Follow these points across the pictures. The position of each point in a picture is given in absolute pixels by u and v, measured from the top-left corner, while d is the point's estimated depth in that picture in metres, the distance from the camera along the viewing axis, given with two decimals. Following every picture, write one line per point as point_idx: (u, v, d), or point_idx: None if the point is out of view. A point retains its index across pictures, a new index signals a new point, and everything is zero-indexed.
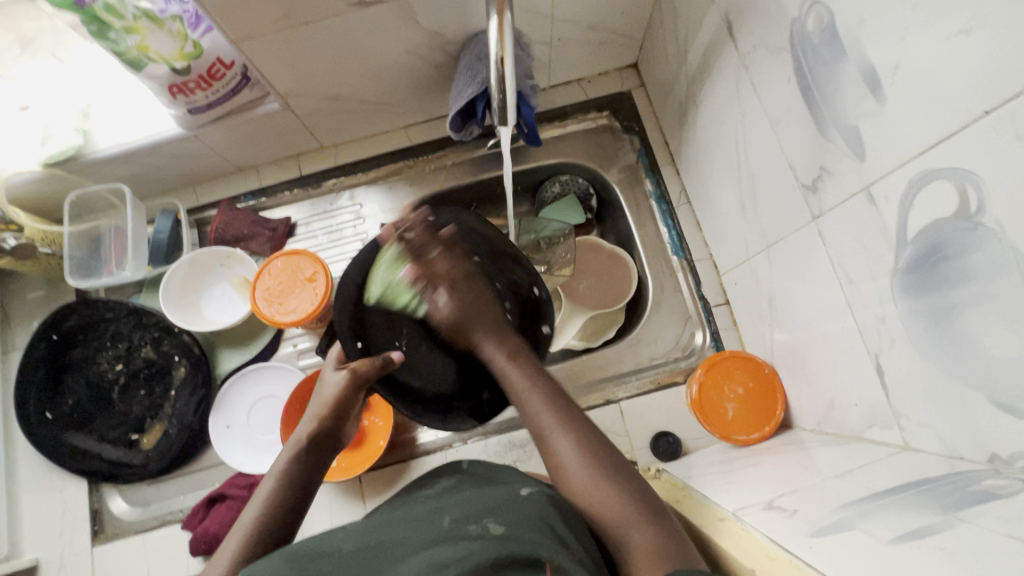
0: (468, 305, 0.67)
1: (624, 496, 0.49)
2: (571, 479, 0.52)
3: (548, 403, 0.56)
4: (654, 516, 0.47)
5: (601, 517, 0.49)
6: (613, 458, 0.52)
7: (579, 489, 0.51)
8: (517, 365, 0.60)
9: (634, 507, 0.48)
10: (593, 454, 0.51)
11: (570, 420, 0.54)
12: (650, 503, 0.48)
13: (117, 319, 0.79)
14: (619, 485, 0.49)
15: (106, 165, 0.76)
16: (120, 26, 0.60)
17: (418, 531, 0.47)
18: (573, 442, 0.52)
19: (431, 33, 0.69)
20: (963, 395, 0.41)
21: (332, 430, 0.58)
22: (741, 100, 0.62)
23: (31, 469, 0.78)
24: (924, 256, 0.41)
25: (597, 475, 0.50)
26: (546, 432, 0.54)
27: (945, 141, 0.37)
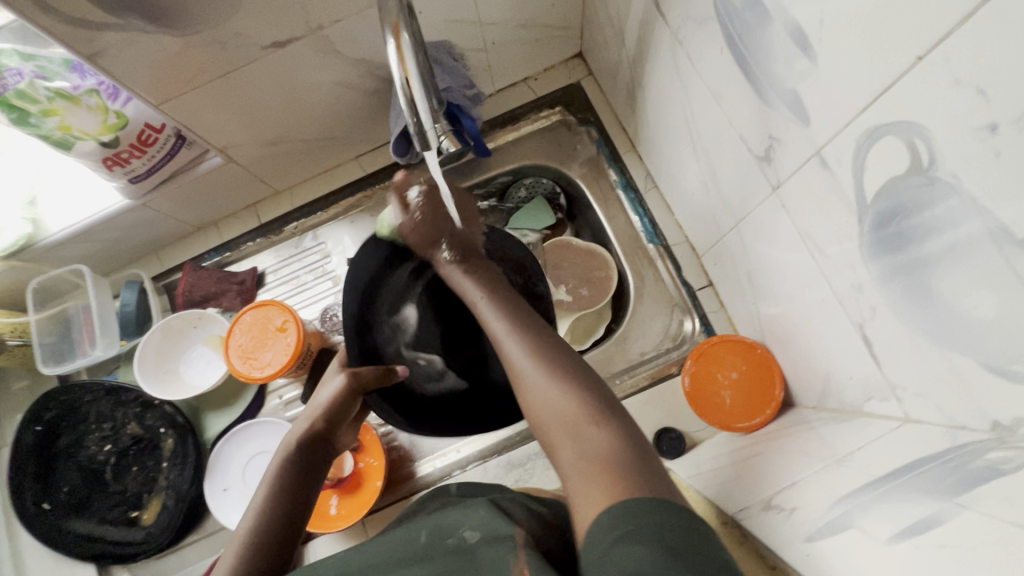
0: (431, 222, 0.67)
1: (577, 395, 0.49)
2: (522, 376, 0.53)
3: (506, 313, 0.58)
4: (607, 414, 0.47)
5: (551, 414, 0.49)
6: (569, 360, 0.53)
7: (529, 388, 0.52)
8: (472, 279, 0.63)
9: (585, 405, 0.48)
10: (549, 360, 0.52)
11: (524, 328, 0.56)
12: (603, 403, 0.48)
13: (96, 399, 0.78)
14: (570, 380, 0.50)
15: (61, 248, 0.75)
16: (36, 110, 0.59)
17: (396, 548, 0.50)
18: (524, 345, 0.54)
19: (358, 61, 0.67)
20: (953, 361, 0.37)
21: (322, 439, 0.63)
22: (682, 76, 0.59)
23: (36, 560, 0.77)
24: (886, 217, 0.38)
25: (550, 371, 0.51)
26: (498, 339, 0.57)
27: (886, 94, 0.34)
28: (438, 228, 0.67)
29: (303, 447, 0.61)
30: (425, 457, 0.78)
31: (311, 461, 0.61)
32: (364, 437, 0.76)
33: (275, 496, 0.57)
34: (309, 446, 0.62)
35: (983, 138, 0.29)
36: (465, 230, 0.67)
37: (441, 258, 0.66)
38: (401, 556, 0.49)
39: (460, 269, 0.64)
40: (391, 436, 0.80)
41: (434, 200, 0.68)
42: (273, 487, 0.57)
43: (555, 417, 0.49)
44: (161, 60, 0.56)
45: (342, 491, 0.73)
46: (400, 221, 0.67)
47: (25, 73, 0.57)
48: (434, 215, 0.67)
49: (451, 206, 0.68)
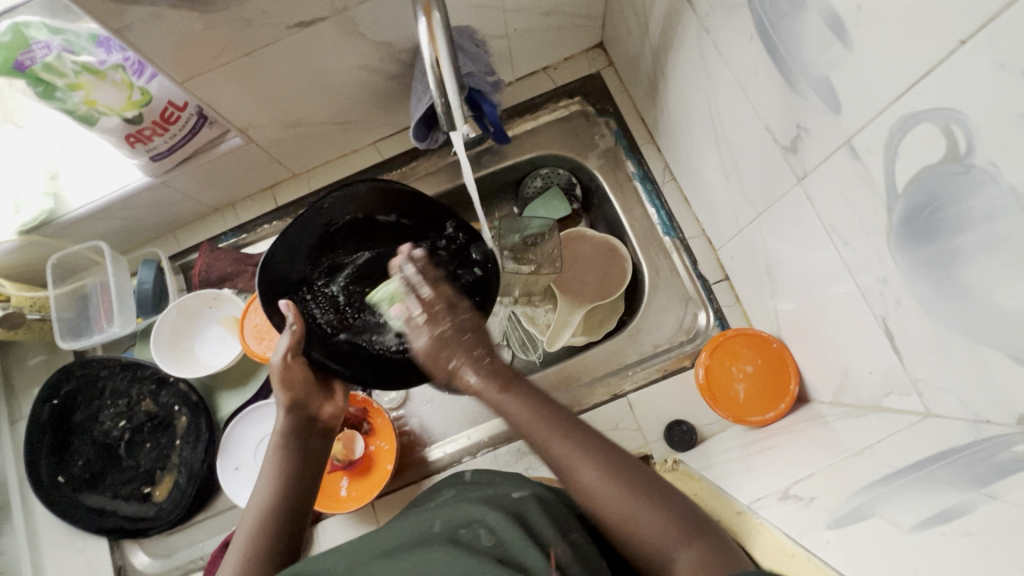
0: (450, 336, 0.58)
1: (664, 519, 0.45)
2: (597, 504, 0.47)
3: (563, 429, 0.50)
4: (695, 534, 0.44)
5: (643, 542, 0.45)
6: (640, 472, 0.48)
7: (608, 517, 0.46)
8: (511, 396, 0.52)
9: (673, 527, 0.44)
10: (625, 478, 0.47)
11: (591, 447, 0.48)
12: (688, 517, 0.45)
13: (112, 375, 0.79)
14: (650, 504, 0.45)
15: (81, 224, 0.75)
16: (63, 84, 0.59)
17: (408, 533, 0.51)
18: (594, 470, 0.47)
19: (381, 44, 0.67)
20: (980, 355, 0.37)
21: (302, 420, 0.66)
22: (707, 65, 0.58)
23: (51, 532, 0.78)
24: (919, 207, 0.37)
25: (629, 493, 0.46)
26: (563, 463, 0.48)
27: (923, 80, 0.33)
28: (454, 341, 0.58)
29: (293, 429, 0.65)
30: (436, 442, 0.78)
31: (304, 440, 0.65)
32: (376, 421, 0.77)
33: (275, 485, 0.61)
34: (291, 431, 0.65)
35: None
36: (482, 343, 0.58)
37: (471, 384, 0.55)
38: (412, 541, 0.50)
39: (497, 385, 0.54)
40: (403, 420, 0.80)
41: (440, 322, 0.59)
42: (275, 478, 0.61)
43: (644, 543, 0.45)
44: (187, 36, 0.57)
45: (352, 473, 0.74)
46: (415, 339, 0.59)
47: (52, 46, 0.57)
48: (455, 332, 0.58)
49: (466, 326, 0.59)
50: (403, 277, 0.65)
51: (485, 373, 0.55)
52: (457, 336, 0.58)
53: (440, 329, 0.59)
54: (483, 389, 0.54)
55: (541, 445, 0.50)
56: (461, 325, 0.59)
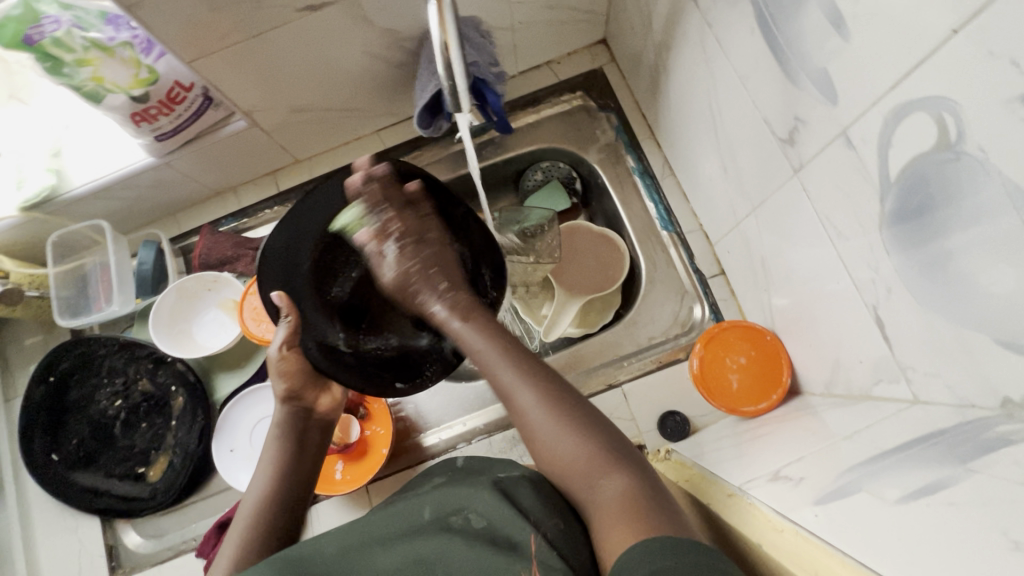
0: (419, 268, 0.63)
1: (591, 443, 0.49)
2: (533, 429, 0.51)
3: (510, 358, 0.54)
4: (619, 458, 0.48)
5: (569, 464, 0.49)
6: (578, 403, 0.52)
7: (540, 441, 0.51)
8: (465, 329, 0.58)
9: (598, 451, 0.49)
10: (560, 409, 0.51)
11: (534, 376, 0.53)
12: (615, 446, 0.49)
13: (110, 354, 0.79)
14: (581, 430, 0.50)
15: (83, 202, 0.75)
16: (71, 59, 0.59)
17: (399, 519, 0.52)
18: (535, 395, 0.52)
19: (387, 31, 0.68)
20: (966, 339, 0.38)
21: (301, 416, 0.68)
22: (708, 59, 0.60)
23: (42, 510, 0.78)
24: (910, 194, 0.38)
25: (564, 419, 0.50)
26: (507, 388, 0.53)
27: (917, 69, 0.34)
28: (421, 273, 0.62)
29: (290, 420, 0.67)
30: (431, 428, 0.79)
31: (301, 432, 0.67)
32: (372, 406, 0.78)
33: (274, 486, 0.62)
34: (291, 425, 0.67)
35: (1014, 110, 0.29)
36: (447, 270, 0.63)
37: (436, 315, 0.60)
38: (403, 528, 0.51)
39: (456, 316, 0.59)
40: (400, 407, 0.81)
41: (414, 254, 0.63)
42: (276, 477, 0.63)
43: (571, 466, 0.49)
44: (197, 16, 0.57)
45: (348, 457, 0.75)
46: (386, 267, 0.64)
47: (62, 21, 0.58)
48: (420, 266, 0.63)
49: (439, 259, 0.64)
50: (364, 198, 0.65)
51: (450, 300, 0.60)
52: (421, 271, 0.62)
53: (410, 257, 0.63)
54: (439, 317, 0.60)
55: (488, 372, 0.55)
56: (428, 261, 0.63)
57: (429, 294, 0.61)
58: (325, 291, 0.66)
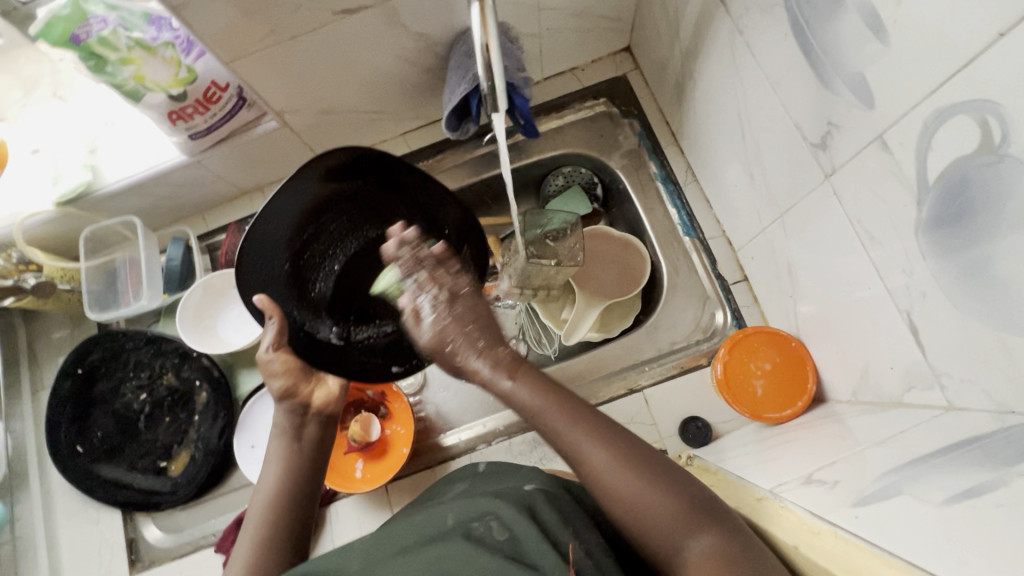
0: (457, 324, 0.55)
1: (674, 499, 0.45)
2: (609, 492, 0.46)
3: (574, 411, 0.49)
4: (706, 515, 0.44)
5: (653, 527, 0.44)
6: (653, 457, 0.47)
7: (617, 503, 0.45)
8: (520, 383, 0.51)
9: (682, 509, 0.44)
10: (638, 463, 0.46)
11: (602, 431, 0.48)
12: (699, 501, 0.45)
13: (137, 348, 0.80)
14: (661, 486, 0.45)
15: (116, 198, 0.77)
16: (115, 58, 0.61)
17: (424, 528, 0.53)
18: (607, 453, 0.46)
19: (419, 35, 0.69)
20: (1005, 344, 0.38)
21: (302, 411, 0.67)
22: (738, 65, 0.60)
23: (65, 502, 0.79)
24: (950, 198, 0.39)
25: (643, 477, 0.45)
26: (573, 444, 0.47)
27: (960, 73, 0.35)
28: (462, 332, 0.54)
29: (291, 417, 0.67)
30: (451, 429, 0.79)
31: (299, 427, 0.67)
32: (393, 405, 0.78)
33: (288, 480, 0.62)
34: (293, 421, 0.66)
35: None
36: (490, 324, 0.56)
37: (484, 377, 0.52)
38: (427, 537, 0.52)
39: (505, 371, 0.52)
40: (420, 407, 0.81)
41: (462, 309, 0.56)
42: (287, 470, 0.63)
43: (656, 528, 0.44)
44: (238, 18, 0.59)
45: (368, 455, 0.75)
46: (426, 321, 0.55)
47: (108, 21, 0.60)
48: (461, 320, 0.55)
49: (477, 317, 0.56)
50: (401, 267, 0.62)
51: (489, 358, 0.52)
52: (455, 326, 0.54)
53: (452, 311, 0.56)
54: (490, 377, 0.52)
55: (549, 428, 0.49)
56: (463, 315, 0.55)
57: (467, 356, 0.53)
58: (304, 287, 0.70)
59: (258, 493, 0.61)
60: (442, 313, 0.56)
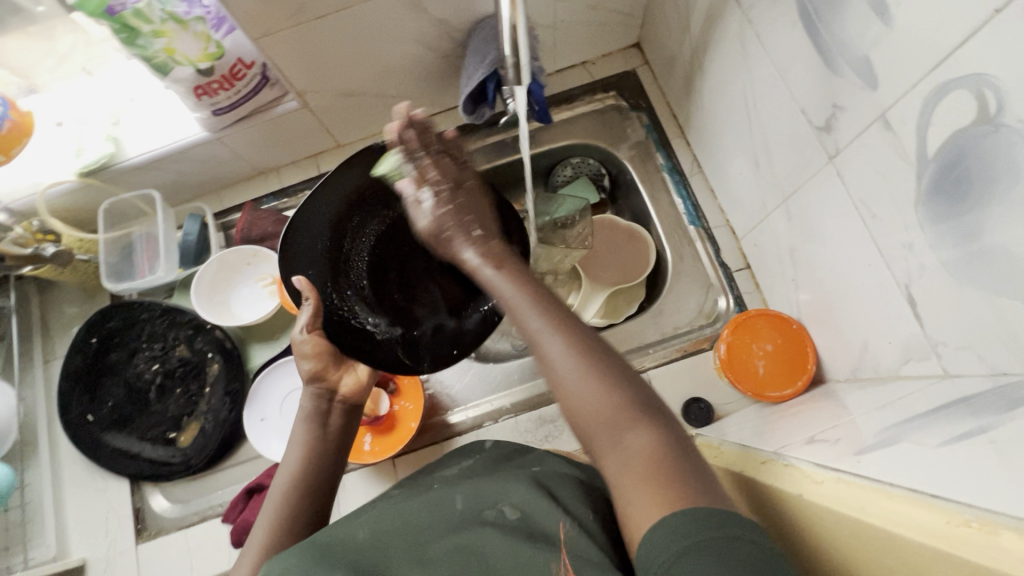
0: (456, 213, 0.63)
1: (617, 394, 0.44)
2: (557, 377, 0.47)
3: (541, 307, 0.50)
4: (647, 414, 0.44)
5: (591, 415, 0.44)
6: (610, 356, 0.47)
7: (561, 388, 0.46)
8: (500, 276, 0.56)
9: (625, 403, 0.44)
10: (592, 354, 0.46)
11: (562, 326, 0.49)
12: (646, 402, 0.45)
13: (152, 319, 0.81)
14: (607, 380, 0.45)
15: (136, 172, 0.79)
16: (148, 30, 0.63)
17: (429, 508, 0.51)
18: (562, 342, 0.47)
19: (440, 21, 0.72)
20: (999, 307, 0.40)
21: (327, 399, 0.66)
22: (747, 55, 0.63)
23: (73, 470, 0.79)
24: (951, 169, 0.41)
25: (592, 367, 0.46)
26: (534, 334, 0.49)
27: (960, 48, 0.37)
28: (456, 220, 0.62)
29: (314, 403, 0.66)
30: (457, 406, 0.80)
31: (324, 414, 0.66)
32: (403, 381, 0.79)
33: (308, 467, 0.61)
34: (316, 410, 0.65)
35: None
36: (485, 219, 0.64)
37: (470, 261, 0.58)
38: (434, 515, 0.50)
39: (490, 265, 0.57)
40: (428, 385, 0.83)
41: (457, 205, 0.63)
42: (309, 457, 0.62)
43: (592, 419, 0.44)
44: None
45: (377, 429, 0.76)
46: (426, 207, 0.64)
47: None
48: (453, 210, 0.63)
49: (473, 206, 0.64)
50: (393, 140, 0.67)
51: (482, 245, 0.59)
52: (453, 216, 0.62)
53: (449, 201, 0.64)
54: (474, 263, 0.58)
55: (516, 319, 0.51)
56: (464, 206, 0.64)
57: (463, 239, 0.60)
58: (339, 270, 0.74)
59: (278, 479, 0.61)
60: (447, 196, 0.64)
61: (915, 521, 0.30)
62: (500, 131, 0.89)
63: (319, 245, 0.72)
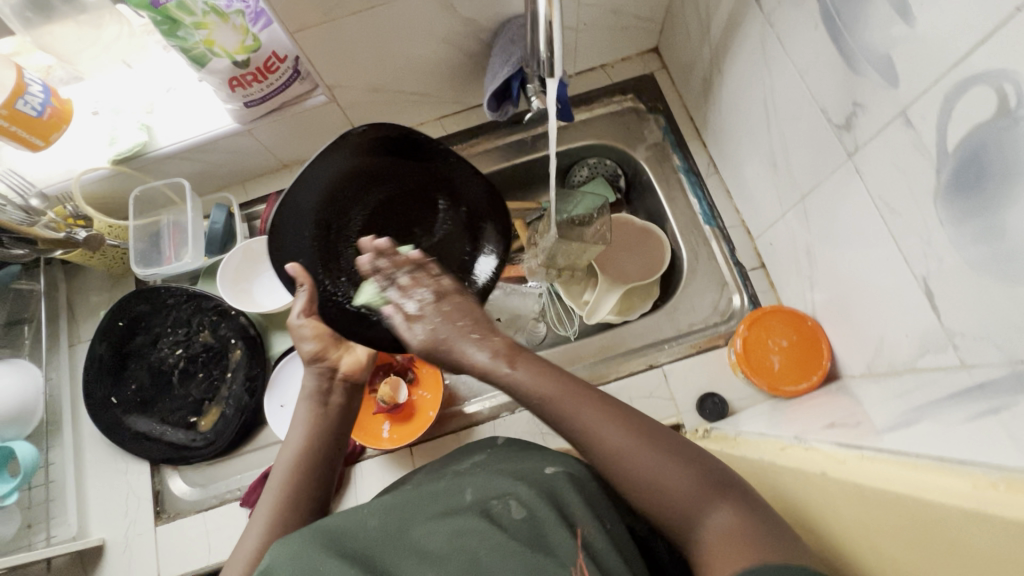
0: (447, 320, 0.61)
1: (686, 477, 0.46)
2: (621, 472, 0.48)
3: (581, 399, 0.51)
4: (724, 493, 0.45)
5: (665, 501, 0.46)
6: (665, 440, 0.49)
7: (626, 481, 0.48)
8: (530, 370, 0.54)
9: (697, 486, 0.45)
10: (643, 441, 0.49)
11: (609, 417, 0.50)
12: (716, 480, 0.46)
13: (177, 305, 0.83)
14: (671, 465, 0.47)
15: (167, 161, 0.81)
16: (190, 22, 0.65)
17: (440, 503, 0.52)
18: (613, 433, 0.49)
19: (468, 20, 0.74)
20: (1016, 295, 0.42)
21: (328, 381, 0.70)
22: (768, 57, 0.65)
23: (95, 451, 0.81)
24: (970, 162, 0.43)
25: (653, 455, 0.48)
26: (581, 432, 0.50)
27: (980, 46, 0.39)
28: (451, 328, 0.60)
29: (316, 382, 0.70)
30: (473, 397, 0.81)
31: (326, 393, 0.70)
32: (422, 370, 0.81)
33: (305, 463, 0.63)
34: (320, 393, 0.69)
35: None
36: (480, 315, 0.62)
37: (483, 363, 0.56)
38: (442, 508, 0.51)
39: (511, 353, 0.56)
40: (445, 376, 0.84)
41: (445, 312, 0.62)
42: (310, 450, 0.64)
43: (671, 502, 0.46)
44: None
45: (395, 418, 0.78)
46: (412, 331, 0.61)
47: None
48: (443, 320, 0.61)
49: (468, 313, 0.62)
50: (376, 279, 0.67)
51: (490, 346, 0.57)
52: (450, 322, 0.60)
53: (438, 312, 0.62)
54: (491, 363, 0.56)
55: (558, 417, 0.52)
56: (453, 311, 0.62)
57: (470, 345, 0.58)
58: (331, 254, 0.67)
59: (279, 462, 0.63)
60: (435, 315, 0.62)
61: (946, 489, 0.31)
62: (520, 130, 0.92)
63: (304, 235, 0.65)
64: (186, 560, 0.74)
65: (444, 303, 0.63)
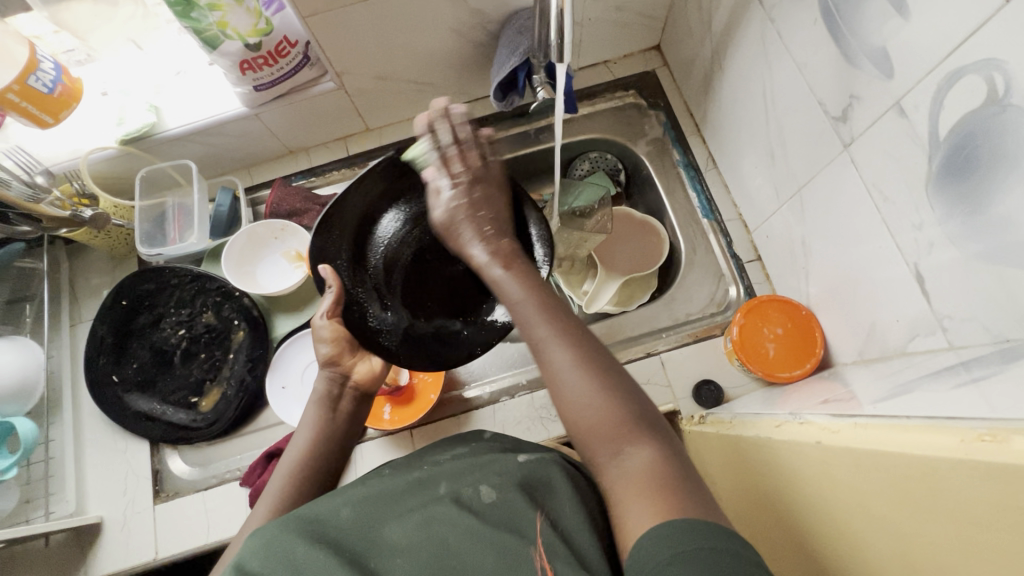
0: (471, 208, 0.62)
1: (621, 408, 0.47)
2: (561, 388, 0.49)
3: (546, 315, 0.52)
4: (647, 431, 0.47)
5: (591, 424, 0.47)
6: (612, 369, 0.49)
7: (563, 399, 0.49)
8: (511, 276, 0.56)
9: (625, 417, 0.47)
10: (593, 365, 0.49)
11: (568, 336, 0.50)
12: (645, 419, 0.47)
13: (181, 285, 0.84)
14: (612, 394, 0.48)
15: (174, 143, 0.82)
16: (204, 4, 0.65)
17: (415, 493, 0.52)
18: (566, 352, 0.49)
19: (476, 11, 0.76)
20: (1003, 277, 0.44)
21: (339, 389, 0.69)
22: (768, 53, 0.67)
23: (95, 430, 0.81)
24: (961, 149, 0.45)
25: (597, 380, 0.48)
26: (536, 343, 0.51)
27: (971, 38, 0.41)
28: (469, 216, 0.61)
29: (325, 385, 0.68)
30: (473, 382, 0.82)
31: (335, 399, 0.68)
32: None
33: (308, 469, 0.62)
34: (329, 399, 0.68)
35: None
36: (501, 215, 0.63)
37: (483, 260, 0.58)
38: (415, 496, 0.51)
39: (498, 262, 0.58)
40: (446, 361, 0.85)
41: (472, 198, 0.62)
42: (312, 454, 0.63)
43: (596, 427, 0.47)
44: None
45: (397, 401, 0.79)
46: (439, 196, 0.63)
47: None
48: (466, 205, 0.62)
49: (493, 208, 0.63)
50: (422, 137, 0.66)
51: (500, 245, 0.59)
52: (467, 210, 0.61)
53: (468, 196, 0.62)
54: (485, 259, 0.58)
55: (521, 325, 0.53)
56: (480, 203, 0.62)
57: (477, 236, 0.60)
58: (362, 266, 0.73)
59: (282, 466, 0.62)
60: (468, 191, 0.63)
61: (937, 447, 0.33)
62: (524, 122, 0.93)
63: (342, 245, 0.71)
64: (185, 538, 0.75)
65: (478, 190, 0.63)
